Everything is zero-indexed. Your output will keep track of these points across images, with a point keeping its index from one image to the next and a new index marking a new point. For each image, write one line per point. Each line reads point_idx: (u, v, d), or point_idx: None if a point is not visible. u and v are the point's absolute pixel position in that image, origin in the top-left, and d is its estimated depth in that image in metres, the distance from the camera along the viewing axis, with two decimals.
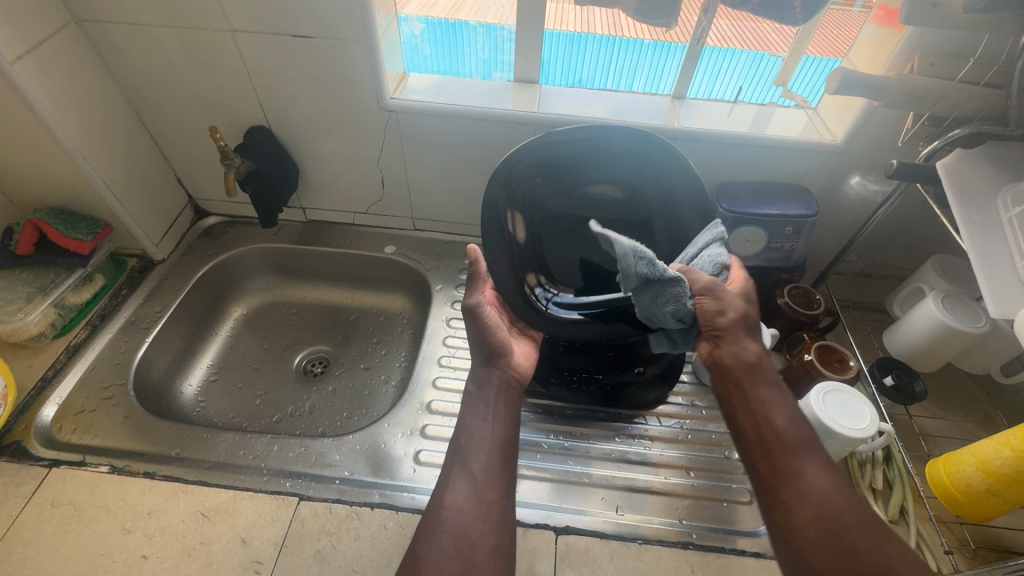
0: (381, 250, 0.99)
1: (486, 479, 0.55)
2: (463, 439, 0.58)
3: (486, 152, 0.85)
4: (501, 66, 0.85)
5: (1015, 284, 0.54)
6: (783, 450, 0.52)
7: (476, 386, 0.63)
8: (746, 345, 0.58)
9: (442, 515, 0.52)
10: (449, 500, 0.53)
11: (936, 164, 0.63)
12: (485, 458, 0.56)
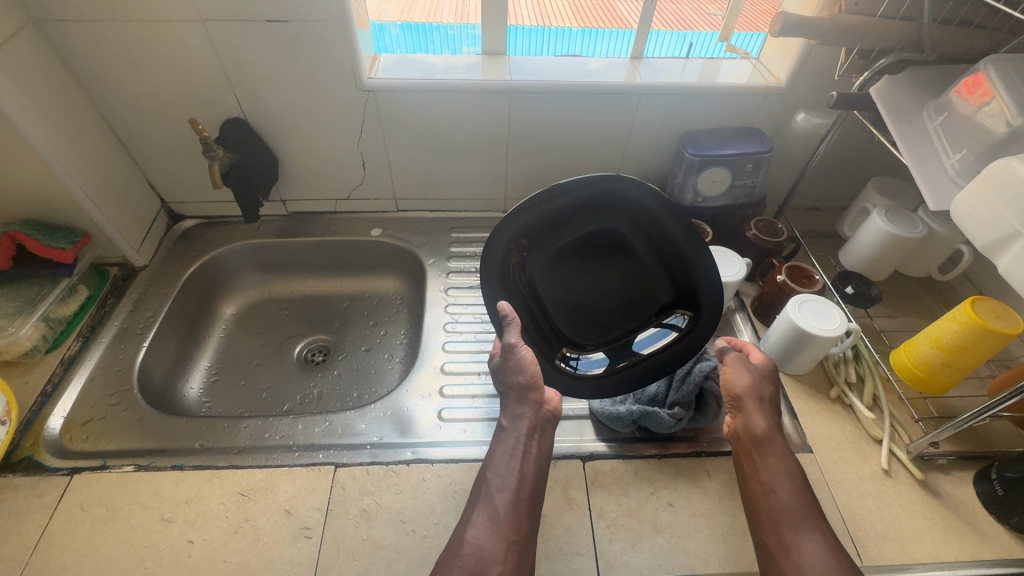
0: (368, 234, 1.00)
1: (505, 523, 0.56)
2: (489, 479, 0.60)
3: (463, 125, 0.88)
4: (470, 39, 0.88)
5: (944, 179, 0.63)
6: (790, 526, 0.56)
7: (509, 421, 0.64)
8: (756, 418, 0.63)
9: (454, 554, 0.54)
10: (463, 540, 0.55)
11: (872, 90, 0.72)
12: (506, 503, 0.58)
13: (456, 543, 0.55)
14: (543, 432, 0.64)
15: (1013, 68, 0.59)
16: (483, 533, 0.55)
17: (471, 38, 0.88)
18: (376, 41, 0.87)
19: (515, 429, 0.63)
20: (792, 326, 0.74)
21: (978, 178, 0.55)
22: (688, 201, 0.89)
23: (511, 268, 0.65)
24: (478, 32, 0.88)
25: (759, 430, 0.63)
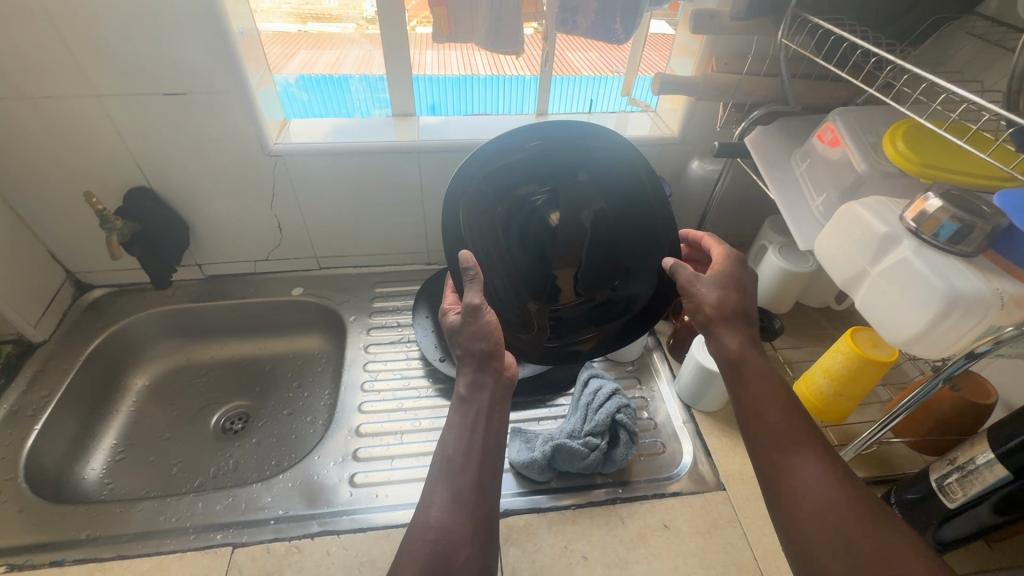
0: (288, 293, 0.99)
1: (470, 500, 0.52)
2: (447, 454, 0.54)
3: (375, 183, 0.90)
4: (365, 80, 0.89)
5: (809, 220, 0.68)
6: (782, 449, 0.52)
7: (468, 389, 0.58)
8: (726, 338, 0.59)
9: (415, 543, 0.49)
10: (425, 524, 0.50)
11: (746, 140, 0.78)
12: (470, 478, 0.53)
13: (416, 529, 0.50)
14: (504, 394, 0.59)
15: (857, 118, 0.65)
16: (444, 516, 0.50)
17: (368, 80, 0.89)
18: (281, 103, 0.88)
19: (472, 399, 0.57)
20: (697, 364, 0.77)
21: (833, 222, 0.59)
22: None
23: (476, 219, 0.61)
24: (376, 76, 0.89)
25: (727, 352, 0.58)
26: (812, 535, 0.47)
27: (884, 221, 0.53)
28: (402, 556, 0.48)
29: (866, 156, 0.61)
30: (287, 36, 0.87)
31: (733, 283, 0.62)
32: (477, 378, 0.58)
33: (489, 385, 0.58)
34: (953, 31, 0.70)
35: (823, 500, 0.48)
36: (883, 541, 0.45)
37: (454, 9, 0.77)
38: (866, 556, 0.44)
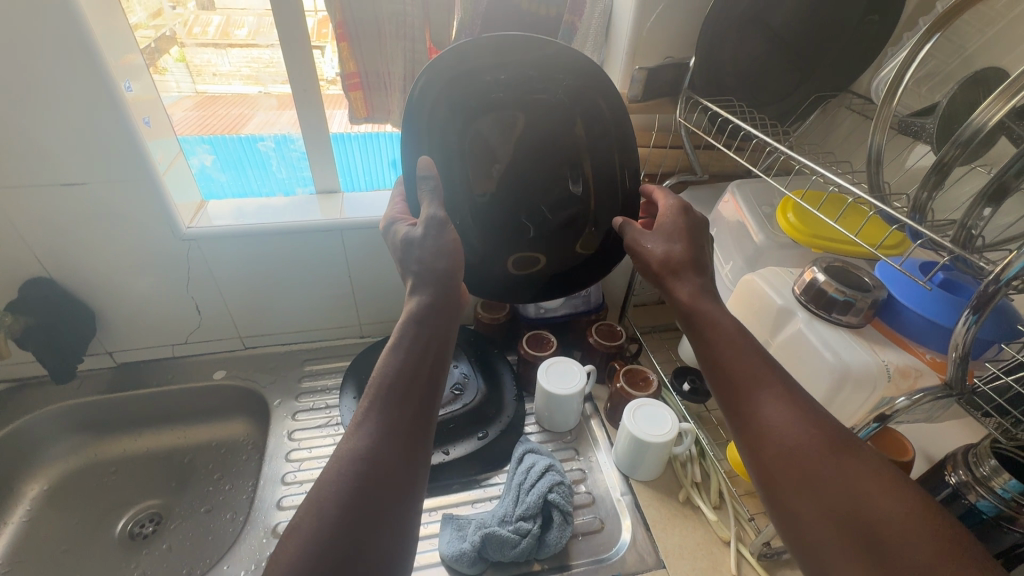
0: (210, 377, 0.94)
1: (387, 456, 0.41)
2: (365, 402, 0.44)
3: (300, 261, 0.88)
4: (284, 140, 0.87)
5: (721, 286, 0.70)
6: (753, 381, 0.46)
7: (415, 324, 0.48)
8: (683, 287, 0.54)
9: (317, 509, 0.38)
10: (330, 484, 0.39)
11: None
12: (389, 429, 0.43)
13: (320, 490, 0.39)
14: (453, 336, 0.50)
15: (753, 192, 0.69)
16: (354, 475, 0.40)
17: (287, 139, 0.87)
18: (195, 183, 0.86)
19: (401, 341, 0.47)
20: (629, 433, 0.76)
21: (735, 292, 0.62)
22: (532, 313, 0.93)
23: (441, 135, 0.56)
24: (294, 135, 0.87)
25: (681, 302, 0.53)
26: (779, 481, 0.41)
27: (780, 293, 0.56)
28: (299, 524, 0.38)
29: (762, 228, 0.64)
30: (245, 97, 0.85)
31: (687, 233, 0.57)
32: (406, 319, 0.49)
33: (421, 327, 0.49)
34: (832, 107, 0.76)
35: (787, 441, 0.42)
36: (858, 477, 0.39)
37: (370, 92, 0.79)
38: (836, 497, 0.38)
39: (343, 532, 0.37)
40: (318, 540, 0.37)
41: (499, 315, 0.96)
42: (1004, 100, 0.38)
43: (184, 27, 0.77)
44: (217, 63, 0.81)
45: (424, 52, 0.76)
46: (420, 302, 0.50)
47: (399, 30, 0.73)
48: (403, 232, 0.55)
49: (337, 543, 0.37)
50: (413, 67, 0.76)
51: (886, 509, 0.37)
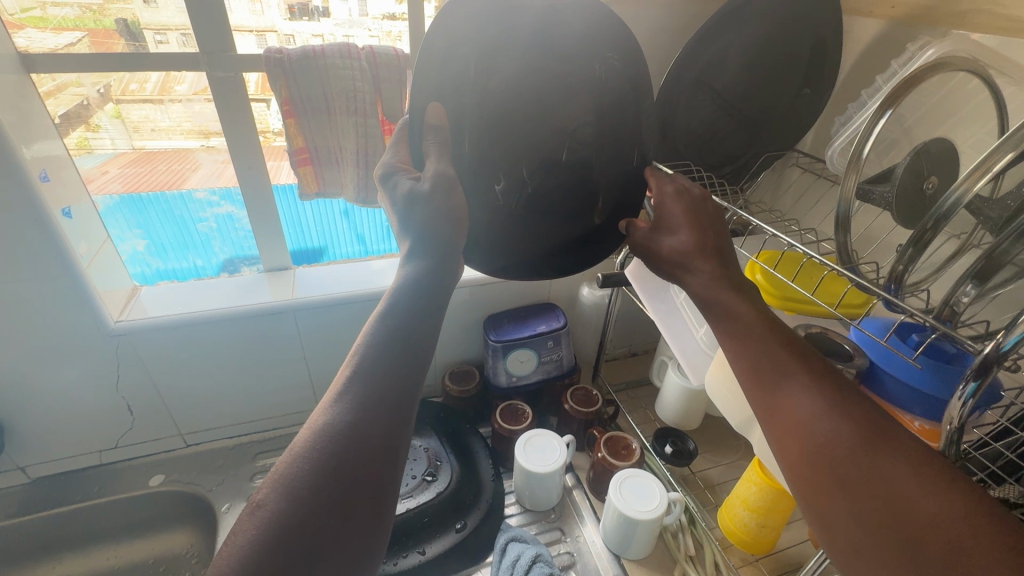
0: (145, 485, 0.83)
1: (364, 447, 0.33)
2: (344, 382, 0.36)
3: (247, 347, 0.80)
4: (226, 195, 0.80)
5: (698, 350, 0.68)
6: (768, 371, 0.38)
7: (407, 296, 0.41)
8: (692, 280, 0.48)
9: (274, 497, 0.31)
10: (293, 467, 0.32)
11: (626, 269, 0.79)
12: (370, 416, 0.35)
13: (280, 475, 0.32)
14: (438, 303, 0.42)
15: None
16: (323, 463, 0.32)
17: (229, 195, 0.80)
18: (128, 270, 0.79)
19: (398, 318, 0.39)
20: (617, 510, 0.71)
21: (715, 360, 0.60)
22: (503, 383, 0.89)
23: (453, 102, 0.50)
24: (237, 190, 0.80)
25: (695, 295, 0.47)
26: (797, 474, 0.34)
27: None
28: (253, 513, 0.30)
29: None
30: (187, 153, 0.77)
31: (692, 219, 0.51)
32: (405, 295, 0.41)
33: (420, 307, 0.41)
34: (781, 166, 0.78)
35: (809, 431, 0.34)
36: (899, 468, 0.31)
37: (321, 167, 0.75)
38: (869, 491, 0.31)
39: (300, 530, 0.30)
40: (272, 537, 0.29)
41: (469, 386, 0.91)
42: (974, 178, 0.38)
43: (117, 84, 0.69)
44: (156, 118, 0.73)
45: (376, 127, 0.73)
46: (421, 278, 0.43)
47: (350, 106, 0.71)
48: (407, 188, 0.47)
49: (296, 546, 0.30)
50: (366, 141, 0.74)
51: (933, 507, 0.29)
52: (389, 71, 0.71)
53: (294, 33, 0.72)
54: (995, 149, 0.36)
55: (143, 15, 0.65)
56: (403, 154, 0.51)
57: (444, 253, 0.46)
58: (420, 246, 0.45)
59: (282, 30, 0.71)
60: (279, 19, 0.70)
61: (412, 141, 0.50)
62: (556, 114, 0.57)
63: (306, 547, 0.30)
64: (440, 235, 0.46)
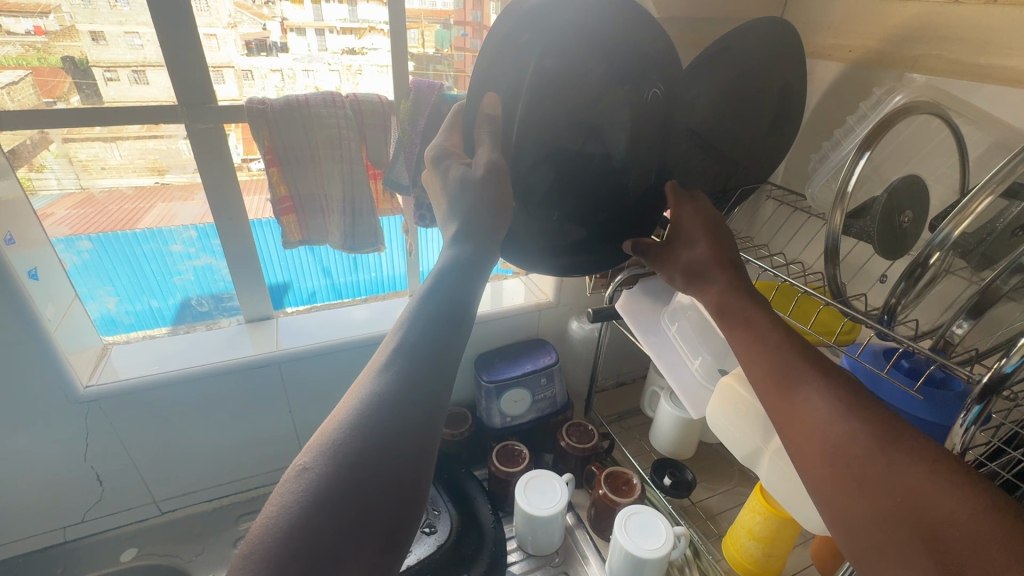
0: (116, 561, 0.76)
1: (409, 417, 0.32)
2: (386, 356, 0.35)
3: (227, 402, 0.76)
4: (195, 229, 0.75)
5: (694, 383, 0.70)
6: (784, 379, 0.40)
7: (443, 281, 0.40)
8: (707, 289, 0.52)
9: (321, 462, 0.29)
10: (339, 433, 0.30)
11: (617, 303, 0.80)
12: (416, 388, 0.33)
13: (323, 442, 0.30)
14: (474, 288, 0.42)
15: None
16: (371, 430, 0.30)
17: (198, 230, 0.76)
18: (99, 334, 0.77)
19: (439, 299, 0.39)
20: (623, 551, 0.70)
21: (715, 394, 0.61)
22: (498, 424, 0.87)
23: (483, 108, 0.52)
24: (207, 225, 0.76)
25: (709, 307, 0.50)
26: (816, 477, 0.36)
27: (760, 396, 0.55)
28: (301, 478, 0.28)
29: None
30: (143, 190, 0.72)
31: (709, 230, 0.55)
32: (446, 278, 0.41)
33: (460, 291, 0.41)
34: (756, 198, 0.82)
35: (825, 435, 0.36)
36: (914, 470, 0.32)
37: (304, 214, 0.74)
38: (887, 491, 0.32)
39: (348, 498, 0.28)
40: (321, 503, 0.27)
41: (462, 429, 0.89)
42: (957, 222, 0.42)
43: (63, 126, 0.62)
44: (107, 156, 0.68)
45: (362, 173, 0.73)
46: (459, 266, 0.43)
47: (335, 154, 0.70)
48: (461, 173, 0.50)
49: (345, 514, 0.27)
50: (352, 188, 0.73)
51: (946, 505, 0.30)
52: (374, 120, 0.71)
53: (251, 69, 0.68)
54: (974, 194, 0.41)
55: (91, 53, 0.62)
56: (454, 139, 0.55)
57: (483, 247, 0.47)
58: (463, 236, 0.47)
59: (239, 67, 0.67)
60: (236, 55, 0.66)
61: (465, 128, 0.53)
62: (548, 159, 0.58)
63: (355, 516, 0.28)
64: (476, 229, 0.48)
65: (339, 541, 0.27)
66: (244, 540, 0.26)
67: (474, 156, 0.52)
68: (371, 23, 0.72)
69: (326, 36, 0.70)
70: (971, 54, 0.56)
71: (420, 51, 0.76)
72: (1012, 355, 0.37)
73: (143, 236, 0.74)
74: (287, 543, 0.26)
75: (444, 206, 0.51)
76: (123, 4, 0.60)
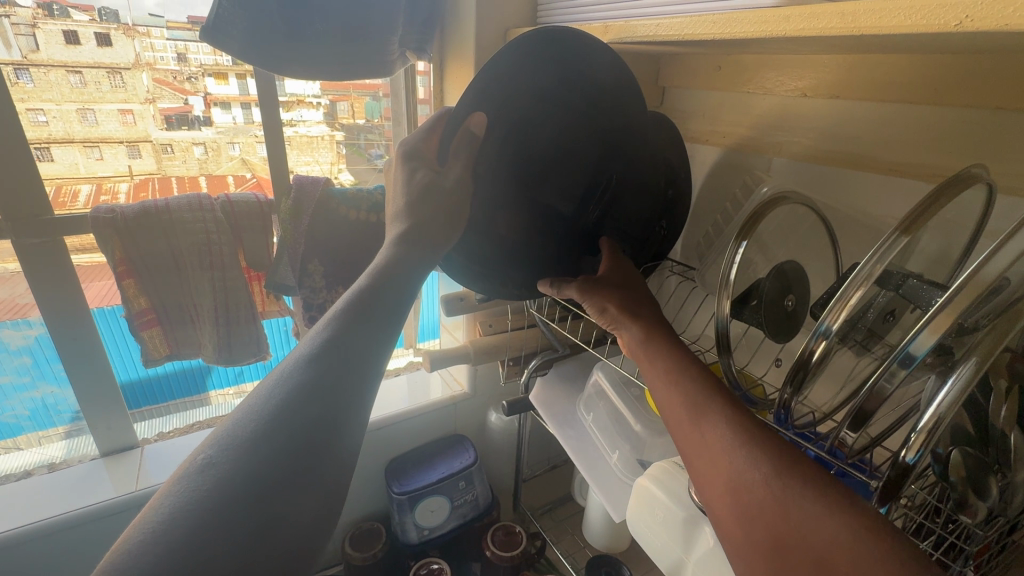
0: None
1: (328, 411, 0.30)
2: (303, 351, 0.33)
3: (84, 547, 0.71)
4: (18, 323, 0.66)
5: (613, 478, 0.66)
6: (693, 415, 0.38)
7: (382, 278, 0.40)
8: (639, 317, 0.49)
9: (223, 456, 0.26)
10: (246, 429, 0.28)
11: (531, 394, 0.75)
12: (336, 384, 0.32)
13: (229, 436, 0.27)
14: (410, 287, 0.42)
15: (617, 373, 0.68)
16: (286, 419, 0.29)
17: (25, 323, 0.67)
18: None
19: (373, 296, 0.38)
20: None
21: (633, 493, 0.57)
22: (414, 539, 0.78)
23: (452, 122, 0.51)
24: (34, 317, 0.67)
25: (637, 352, 0.47)
26: (721, 507, 0.34)
27: (678, 500, 0.52)
28: (199, 472, 0.25)
29: (638, 416, 0.64)
30: None
31: (629, 282, 0.54)
32: (380, 280, 0.40)
33: (391, 294, 0.40)
34: (660, 273, 0.81)
35: (731, 469, 0.34)
36: (808, 499, 0.31)
37: (172, 327, 0.65)
38: (785, 520, 0.31)
39: (253, 488, 0.26)
40: (221, 495, 0.25)
41: (374, 550, 0.78)
42: (838, 311, 0.38)
43: None
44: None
45: (238, 279, 0.66)
46: (390, 271, 0.42)
47: (202, 262, 0.63)
48: (426, 179, 0.50)
49: (250, 506, 0.25)
50: (226, 296, 0.66)
51: (834, 538, 0.29)
52: (250, 220, 0.65)
53: (171, 141, 0.68)
54: (847, 285, 0.38)
55: None
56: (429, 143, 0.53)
57: (414, 257, 0.45)
58: (410, 234, 0.46)
59: (157, 140, 0.67)
60: (154, 129, 0.66)
61: (442, 137, 0.52)
62: None
63: (258, 510, 0.25)
64: (411, 238, 0.46)
65: (244, 534, 0.24)
66: (118, 538, 0.22)
67: (443, 168, 0.51)
68: (300, 96, 0.73)
69: (253, 109, 0.71)
70: (824, 141, 0.60)
71: (350, 121, 0.80)
72: (909, 448, 0.35)
73: None
74: (177, 539, 0.23)
75: (399, 204, 0.50)
76: (26, 81, 0.58)
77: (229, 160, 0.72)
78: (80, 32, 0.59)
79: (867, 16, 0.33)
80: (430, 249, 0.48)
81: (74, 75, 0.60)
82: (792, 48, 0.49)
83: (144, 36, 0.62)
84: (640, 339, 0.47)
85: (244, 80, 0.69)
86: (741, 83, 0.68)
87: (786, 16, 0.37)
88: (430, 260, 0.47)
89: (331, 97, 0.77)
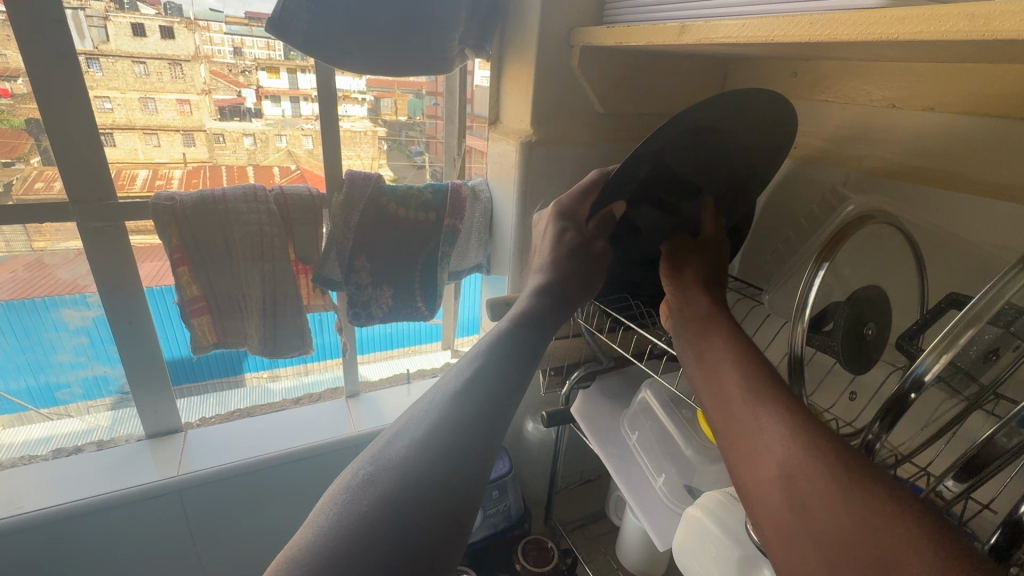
0: None
1: (475, 448, 0.31)
2: (452, 385, 0.34)
3: (129, 530, 0.73)
4: (78, 302, 0.68)
5: (660, 503, 0.62)
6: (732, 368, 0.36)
7: (525, 317, 0.41)
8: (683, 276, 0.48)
9: (378, 473, 0.28)
10: (399, 452, 0.29)
11: (572, 406, 0.72)
12: (482, 420, 0.32)
13: (387, 457, 0.29)
14: (549, 325, 0.42)
15: (665, 393, 0.65)
16: (434, 446, 0.30)
17: (84, 302, 0.68)
18: (9, 419, 0.72)
19: (514, 335, 0.39)
20: None
21: (681, 523, 0.54)
22: None
23: None
24: (93, 297, 0.69)
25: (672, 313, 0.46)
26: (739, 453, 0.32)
27: (733, 536, 0.49)
28: (359, 488, 0.27)
29: (690, 441, 0.61)
30: (43, 265, 0.65)
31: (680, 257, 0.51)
32: (523, 320, 0.40)
33: (531, 333, 0.40)
34: None
35: (761, 421, 0.32)
36: (851, 476, 0.27)
37: (220, 316, 0.66)
38: (831, 513, 0.26)
39: (403, 508, 0.27)
40: (376, 511, 0.26)
41: None
42: (942, 349, 0.34)
43: (21, 182, 0.60)
44: (62, 221, 0.62)
45: (286, 271, 0.66)
46: (535, 314, 0.42)
47: (253, 252, 0.63)
48: None
49: (398, 526, 0.26)
50: (275, 288, 0.66)
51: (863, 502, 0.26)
52: (302, 214, 0.65)
53: (223, 132, 0.68)
54: (955, 321, 0.33)
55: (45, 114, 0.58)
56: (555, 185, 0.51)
57: (558, 303, 0.44)
58: (552, 280, 0.46)
59: (210, 130, 0.67)
60: (208, 120, 0.67)
61: None
62: None
63: (411, 526, 0.26)
64: (555, 289, 0.45)
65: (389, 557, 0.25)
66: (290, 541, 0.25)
67: None
68: (346, 92, 0.72)
69: (301, 103, 0.71)
70: (915, 156, 0.55)
71: (393, 118, 0.79)
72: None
73: (11, 329, 0.66)
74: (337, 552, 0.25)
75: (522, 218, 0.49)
76: (96, 69, 0.59)
77: (276, 152, 0.72)
78: (147, 25, 0.60)
79: (1005, 20, 0.29)
80: (574, 281, 0.47)
81: (139, 66, 0.61)
82: (892, 53, 0.45)
83: (204, 30, 0.63)
84: (702, 313, 0.43)
85: (295, 75, 0.69)
86: (823, 92, 0.63)
87: (901, 17, 0.33)
88: (570, 313, 0.46)
89: (375, 94, 0.75)
